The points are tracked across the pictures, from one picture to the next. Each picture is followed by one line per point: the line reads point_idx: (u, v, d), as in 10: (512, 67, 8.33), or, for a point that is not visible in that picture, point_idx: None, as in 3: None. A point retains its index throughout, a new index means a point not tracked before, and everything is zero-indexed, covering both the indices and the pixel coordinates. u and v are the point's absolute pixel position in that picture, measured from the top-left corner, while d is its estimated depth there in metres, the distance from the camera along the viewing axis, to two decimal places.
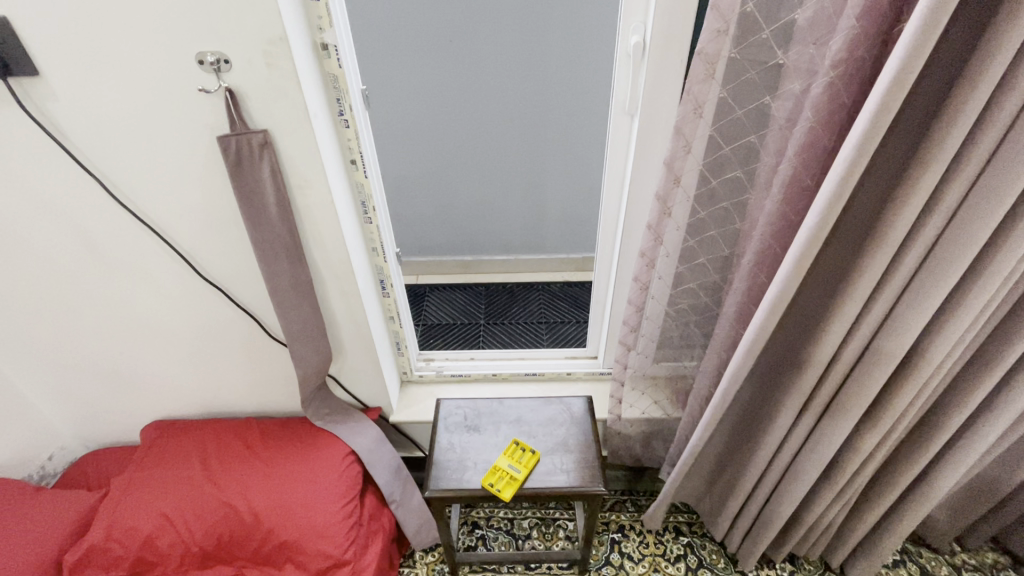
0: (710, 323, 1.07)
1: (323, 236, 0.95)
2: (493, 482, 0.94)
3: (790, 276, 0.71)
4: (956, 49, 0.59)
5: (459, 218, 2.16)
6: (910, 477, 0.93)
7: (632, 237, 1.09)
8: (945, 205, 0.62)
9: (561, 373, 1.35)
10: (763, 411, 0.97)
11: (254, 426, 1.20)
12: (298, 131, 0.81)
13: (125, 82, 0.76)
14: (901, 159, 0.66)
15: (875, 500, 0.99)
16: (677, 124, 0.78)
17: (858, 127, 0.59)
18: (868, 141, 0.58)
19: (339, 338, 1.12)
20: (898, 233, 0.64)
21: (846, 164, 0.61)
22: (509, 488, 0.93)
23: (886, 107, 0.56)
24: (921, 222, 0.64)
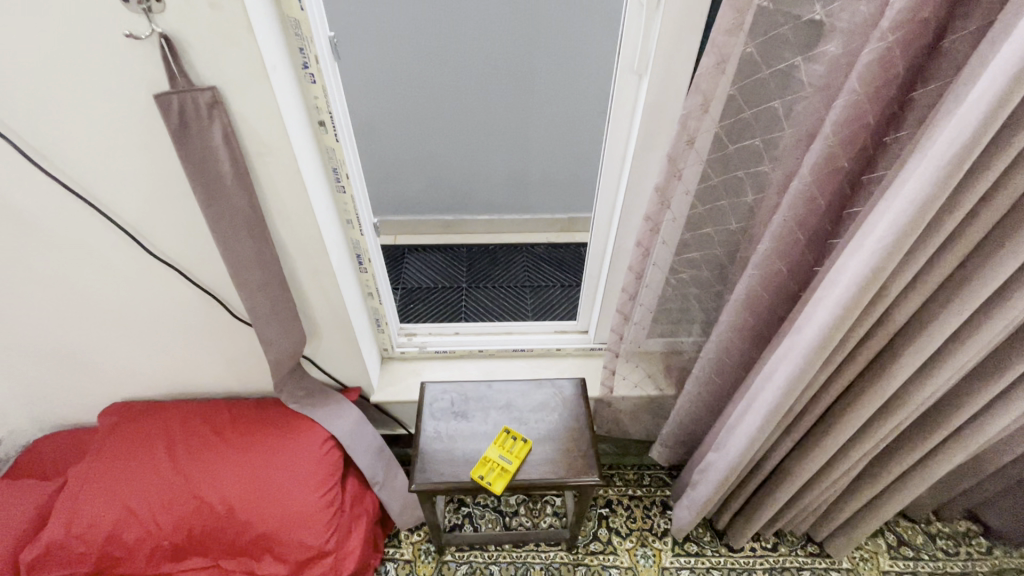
0: (711, 301, 1.01)
1: (289, 211, 0.84)
2: (483, 475, 0.90)
3: (864, 285, 0.62)
4: None
5: (441, 175, 2.02)
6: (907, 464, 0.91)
7: (638, 209, 1.01)
8: (1006, 197, 0.55)
9: (550, 349, 1.30)
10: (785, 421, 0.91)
11: (221, 408, 1.11)
12: (253, 89, 0.69)
13: (31, 23, 0.62)
14: None
15: (867, 483, 0.99)
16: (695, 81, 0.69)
17: (960, 126, 0.49)
18: (981, 131, 0.48)
19: (312, 318, 1.03)
20: (944, 227, 0.57)
21: (952, 157, 0.51)
22: (500, 481, 0.89)
23: (1010, 95, 0.46)
24: (973, 216, 0.57)
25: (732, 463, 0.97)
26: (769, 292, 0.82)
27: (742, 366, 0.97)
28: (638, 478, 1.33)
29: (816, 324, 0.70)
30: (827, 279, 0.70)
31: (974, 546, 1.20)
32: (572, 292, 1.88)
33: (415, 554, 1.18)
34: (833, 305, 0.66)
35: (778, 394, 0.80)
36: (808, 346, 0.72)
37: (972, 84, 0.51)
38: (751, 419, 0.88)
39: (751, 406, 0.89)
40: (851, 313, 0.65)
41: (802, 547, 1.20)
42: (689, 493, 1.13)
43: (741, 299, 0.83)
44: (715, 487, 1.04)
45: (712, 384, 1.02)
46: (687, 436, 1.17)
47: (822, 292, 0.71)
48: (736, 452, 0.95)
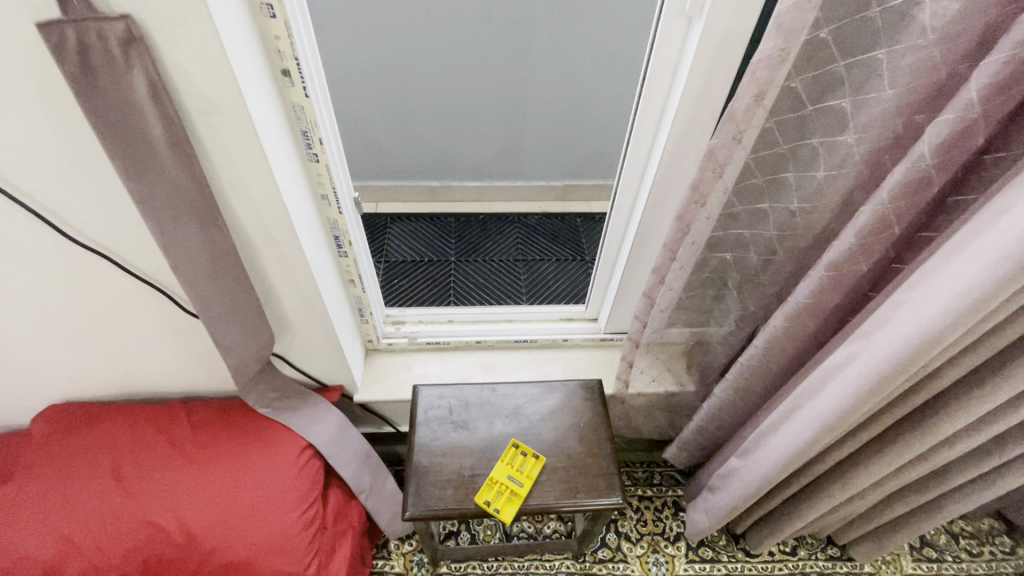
0: (751, 296, 0.86)
1: (246, 187, 0.66)
2: (490, 500, 0.78)
3: (988, 292, 0.50)
4: None
5: (427, 135, 1.81)
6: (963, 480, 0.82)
7: (675, 182, 0.87)
8: None
9: (556, 339, 1.17)
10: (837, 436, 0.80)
11: (178, 413, 0.95)
12: (185, 22, 0.50)
13: None
14: None
15: (910, 496, 0.90)
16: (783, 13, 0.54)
17: None
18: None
19: (282, 312, 0.86)
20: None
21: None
22: (509, 507, 0.77)
23: None
24: None
25: (762, 474, 0.86)
26: (838, 294, 0.68)
27: (785, 371, 0.85)
28: (647, 476, 1.23)
29: (899, 335, 0.58)
30: (913, 280, 0.57)
31: (996, 545, 1.15)
32: (568, 266, 1.74)
33: (408, 566, 1.07)
34: (929, 313, 0.54)
35: (838, 408, 0.68)
36: (887, 359, 0.60)
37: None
38: (792, 429, 0.77)
39: (792, 414, 0.77)
40: (959, 326, 0.53)
41: (821, 550, 1.13)
42: (707, 496, 1.03)
43: (805, 300, 0.70)
44: (738, 497, 0.93)
45: (746, 389, 0.90)
46: (706, 439, 1.06)
47: (901, 296, 0.58)
48: (771, 466, 0.83)
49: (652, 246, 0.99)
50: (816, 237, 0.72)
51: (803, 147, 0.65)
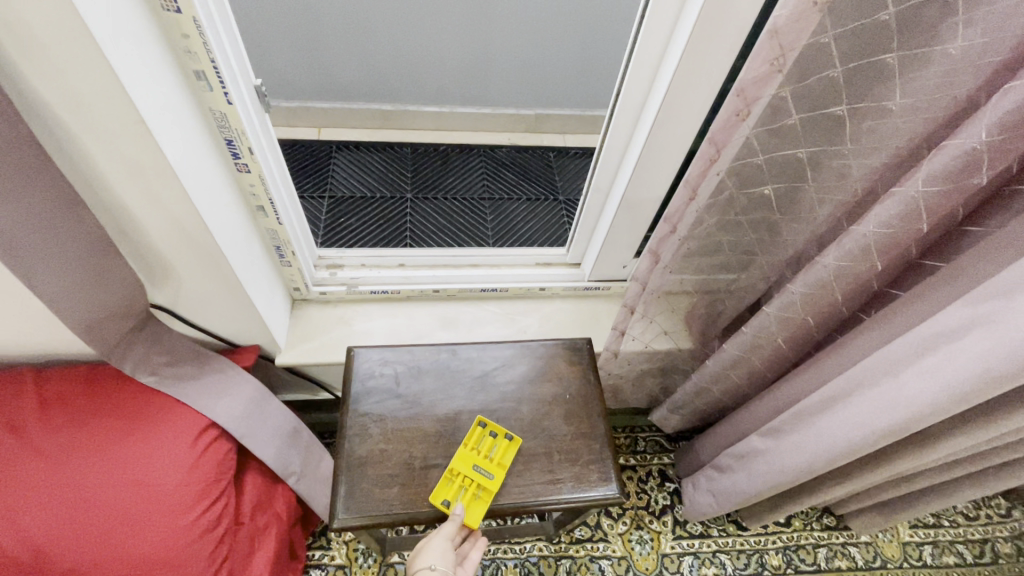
0: (788, 234, 0.66)
1: (30, 31, 0.39)
2: (450, 501, 0.59)
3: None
4: None
5: (374, 44, 1.48)
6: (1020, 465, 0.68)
7: (698, 74, 0.61)
8: None
9: (532, 289, 0.97)
10: None
11: (25, 386, 0.70)
12: None
13: None
14: None
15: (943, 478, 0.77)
16: None
17: None
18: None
19: (152, 247, 0.61)
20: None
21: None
22: (475, 507, 0.60)
23: None
24: None
25: (804, 466, 0.67)
26: (929, 221, 0.49)
27: (822, 330, 0.68)
28: (630, 443, 1.09)
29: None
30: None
31: (993, 509, 1.08)
32: (540, 206, 1.51)
33: (351, 556, 0.90)
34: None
35: (944, 397, 0.49)
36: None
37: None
38: (853, 414, 0.58)
39: (851, 399, 0.59)
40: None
41: (816, 519, 1.03)
42: (715, 478, 0.87)
43: (880, 233, 0.51)
44: (761, 484, 0.76)
45: (766, 350, 0.73)
46: (705, 404, 0.90)
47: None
48: (805, 465, 0.67)
49: (659, 173, 0.76)
50: (908, 148, 0.51)
51: (926, 8, 0.43)
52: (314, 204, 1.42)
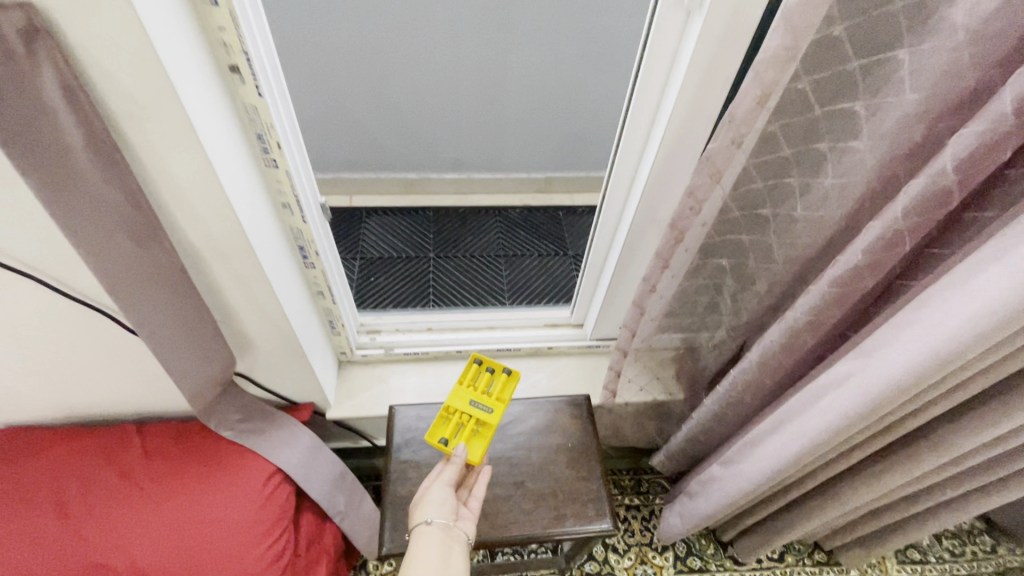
0: (744, 300, 0.81)
1: (187, 196, 0.57)
2: (452, 435, 0.69)
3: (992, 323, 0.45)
4: None
5: (399, 123, 1.71)
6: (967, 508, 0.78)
7: (661, 184, 0.78)
8: None
9: (541, 348, 1.12)
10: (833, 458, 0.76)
11: (134, 441, 0.87)
12: (98, 9, 0.41)
13: None
14: None
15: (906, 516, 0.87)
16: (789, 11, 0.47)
17: None
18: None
19: (240, 329, 0.79)
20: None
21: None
22: (476, 442, 0.69)
23: None
24: None
25: (752, 481, 0.79)
26: (842, 307, 0.63)
27: (782, 387, 0.81)
28: (634, 484, 1.20)
29: (899, 357, 0.54)
30: (918, 300, 0.52)
31: (978, 545, 1.16)
32: (550, 261, 1.68)
33: None
34: (932, 339, 0.50)
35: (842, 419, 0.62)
36: (886, 380, 0.56)
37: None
38: (779, 442, 0.72)
39: (781, 427, 0.72)
40: (957, 355, 0.49)
41: (808, 556, 1.12)
42: (686, 502, 0.97)
43: (806, 315, 0.65)
44: (718, 506, 0.88)
45: (738, 404, 0.86)
46: (696, 449, 1.02)
47: (904, 318, 0.53)
48: (751, 476, 0.79)
49: (640, 254, 0.92)
50: (821, 245, 0.66)
51: (810, 154, 0.59)
52: (348, 265, 1.61)
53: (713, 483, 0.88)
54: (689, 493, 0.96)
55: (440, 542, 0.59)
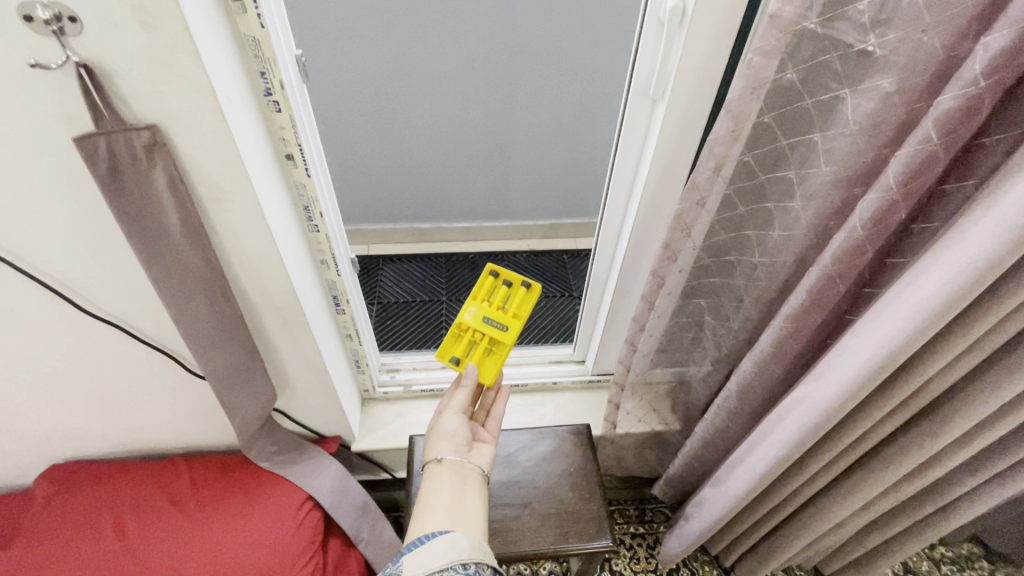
0: (724, 336, 0.91)
1: (250, 259, 0.71)
2: (466, 353, 0.77)
3: (904, 343, 0.56)
4: None
5: (413, 179, 1.81)
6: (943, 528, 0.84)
7: (645, 234, 0.90)
8: None
9: (547, 383, 1.22)
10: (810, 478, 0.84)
11: (183, 473, 0.98)
12: (204, 128, 0.56)
13: None
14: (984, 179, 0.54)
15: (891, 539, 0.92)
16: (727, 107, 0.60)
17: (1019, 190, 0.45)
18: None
19: (281, 369, 0.91)
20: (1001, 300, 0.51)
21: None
22: (489, 362, 0.77)
23: None
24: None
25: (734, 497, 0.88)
26: (800, 339, 0.74)
27: (761, 413, 0.90)
28: (639, 513, 1.28)
29: (843, 375, 0.64)
30: (855, 327, 0.64)
31: (976, 570, 1.19)
32: (558, 302, 1.74)
33: None
34: (866, 358, 0.60)
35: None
36: (835, 397, 0.65)
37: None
38: (755, 459, 0.82)
39: (756, 446, 0.82)
40: (878, 375, 0.61)
41: None
42: (682, 525, 1.04)
43: (770, 348, 0.76)
44: (709, 524, 0.96)
45: (725, 430, 0.94)
46: (693, 476, 1.09)
47: (846, 340, 0.65)
48: (734, 492, 0.88)
49: (632, 296, 1.03)
50: (780, 286, 0.77)
51: (759, 211, 0.73)
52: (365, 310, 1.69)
53: (703, 501, 0.97)
54: (686, 516, 1.03)
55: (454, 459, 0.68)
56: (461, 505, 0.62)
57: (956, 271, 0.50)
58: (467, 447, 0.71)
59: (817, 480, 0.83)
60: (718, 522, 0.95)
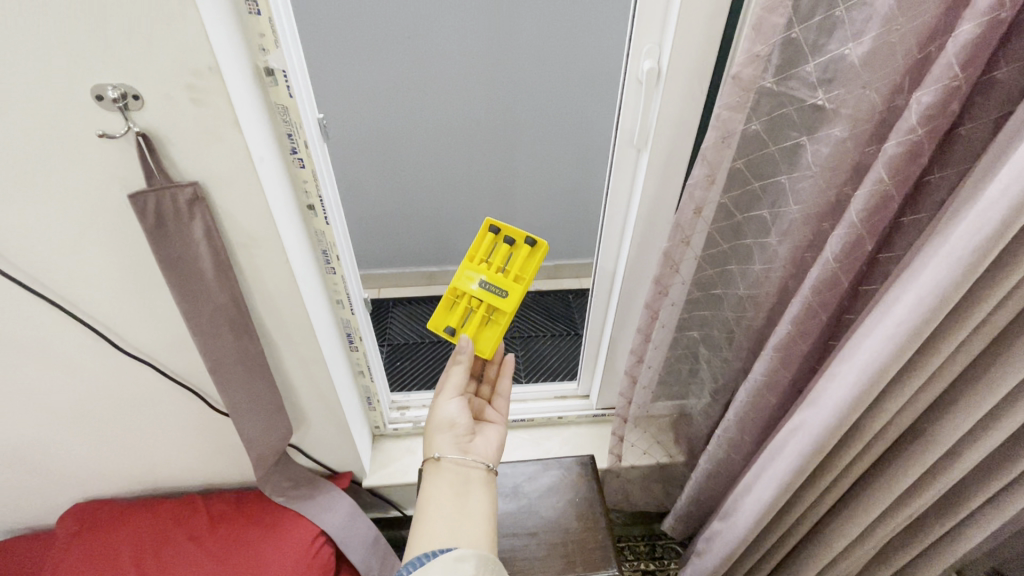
0: (720, 368, 0.94)
1: (274, 299, 0.78)
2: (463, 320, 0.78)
3: (885, 366, 0.58)
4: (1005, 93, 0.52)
5: (422, 226, 1.89)
6: (950, 556, 0.84)
7: (638, 271, 0.96)
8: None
9: (553, 417, 1.25)
10: (815, 508, 0.85)
11: (201, 509, 1.02)
12: (238, 183, 0.64)
13: (11, 134, 0.57)
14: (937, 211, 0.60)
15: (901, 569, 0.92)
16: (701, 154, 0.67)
17: (972, 220, 0.48)
18: (1004, 229, 0.46)
19: (297, 405, 0.96)
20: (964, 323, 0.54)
21: (975, 247, 0.48)
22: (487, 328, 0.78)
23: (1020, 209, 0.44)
24: (991, 313, 0.55)
25: (741, 529, 0.88)
26: (789, 368, 0.78)
27: (760, 441, 0.92)
28: (649, 550, 1.29)
29: (832, 401, 0.65)
30: (843, 353, 0.66)
31: None
32: (564, 341, 1.77)
33: None
34: (851, 383, 0.62)
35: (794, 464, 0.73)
36: (827, 424, 0.66)
37: (986, 181, 0.49)
38: (759, 490, 0.82)
39: (760, 476, 0.83)
40: (862, 400, 0.62)
41: None
42: (695, 561, 1.04)
43: (761, 376, 0.79)
44: (722, 559, 0.96)
45: (727, 460, 0.96)
46: (701, 510, 1.10)
47: (835, 367, 0.66)
48: (744, 526, 0.87)
49: (630, 330, 1.07)
50: (766, 316, 0.82)
51: (739, 247, 0.79)
52: None
53: (713, 537, 0.97)
54: (698, 551, 1.02)
55: (453, 446, 0.75)
56: (463, 509, 0.68)
57: (921, 297, 0.53)
58: (464, 431, 0.77)
59: (821, 509, 0.84)
60: (732, 556, 0.94)
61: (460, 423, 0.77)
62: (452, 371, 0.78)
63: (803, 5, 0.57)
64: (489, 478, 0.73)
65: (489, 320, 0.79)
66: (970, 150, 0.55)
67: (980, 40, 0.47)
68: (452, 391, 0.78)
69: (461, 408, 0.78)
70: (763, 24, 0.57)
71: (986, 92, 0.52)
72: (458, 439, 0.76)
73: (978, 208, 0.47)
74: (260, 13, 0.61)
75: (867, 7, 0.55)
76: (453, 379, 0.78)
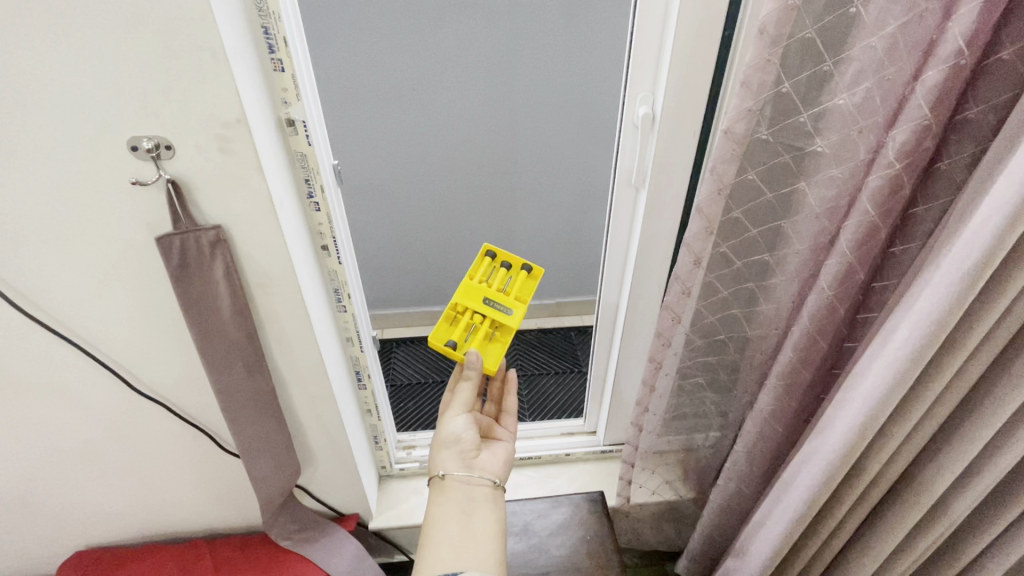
0: (729, 404, 0.95)
1: (287, 338, 0.80)
2: (466, 335, 0.78)
3: (890, 393, 0.59)
4: (976, 130, 0.56)
5: (424, 266, 1.93)
6: None
7: (640, 307, 0.98)
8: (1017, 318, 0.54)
9: (559, 454, 1.25)
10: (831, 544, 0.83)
11: (205, 555, 1.00)
12: (260, 225, 0.67)
13: (50, 182, 0.61)
14: (923, 240, 0.64)
15: None
16: (699, 204, 0.69)
17: (967, 249, 0.50)
18: (993, 255, 0.48)
19: (305, 444, 0.96)
20: (962, 349, 0.56)
21: (966, 273, 0.50)
22: (490, 343, 0.80)
23: (1009, 231, 0.47)
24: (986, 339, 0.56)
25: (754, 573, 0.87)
26: (794, 398, 0.79)
27: (769, 474, 0.92)
28: None
29: (842, 431, 0.65)
30: (850, 382, 0.66)
31: None
32: (568, 378, 1.77)
33: None
34: (858, 410, 0.62)
35: (803, 497, 0.72)
36: (835, 453, 0.66)
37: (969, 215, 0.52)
38: (772, 529, 0.80)
39: (773, 511, 0.81)
40: (870, 428, 0.62)
41: None
42: None
43: (768, 407, 0.80)
44: None
45: (739, 495, 0.95)
46: (713, 549, 1.07)
47: (843, 396, 0.67)
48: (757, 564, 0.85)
49: (633, 364, 1.08)
50: (771, 349, 0.83)
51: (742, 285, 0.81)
52: None
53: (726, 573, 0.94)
54: None
55: (459, 462, 0.75)
56: (470, 528, 0.68)
57: (920, 320, 0.54)
58: (471, 447, 0.77)
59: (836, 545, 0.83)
60: None
61: (466, 438, 0.77)
62: (460, 388, 0.78)
63: (790, 62, 0.61)
64: (495, 494, 0.74)
65: (492, 334, 0.80)
66: (951, 182, 0.59)
67: (946, 85, 0.52)
68: (459, 407, 0.78)
69: (467, 423, 0.78)
70: (751, 82, 0.61)
71: (959, 130, 0.57)
72: (464, 455, 0.76)
73: (969, 232, 0.50)
74: (284, 70, 0.67)
75: (852, 62, 0.59)
76: (461, 395, 0.78)
